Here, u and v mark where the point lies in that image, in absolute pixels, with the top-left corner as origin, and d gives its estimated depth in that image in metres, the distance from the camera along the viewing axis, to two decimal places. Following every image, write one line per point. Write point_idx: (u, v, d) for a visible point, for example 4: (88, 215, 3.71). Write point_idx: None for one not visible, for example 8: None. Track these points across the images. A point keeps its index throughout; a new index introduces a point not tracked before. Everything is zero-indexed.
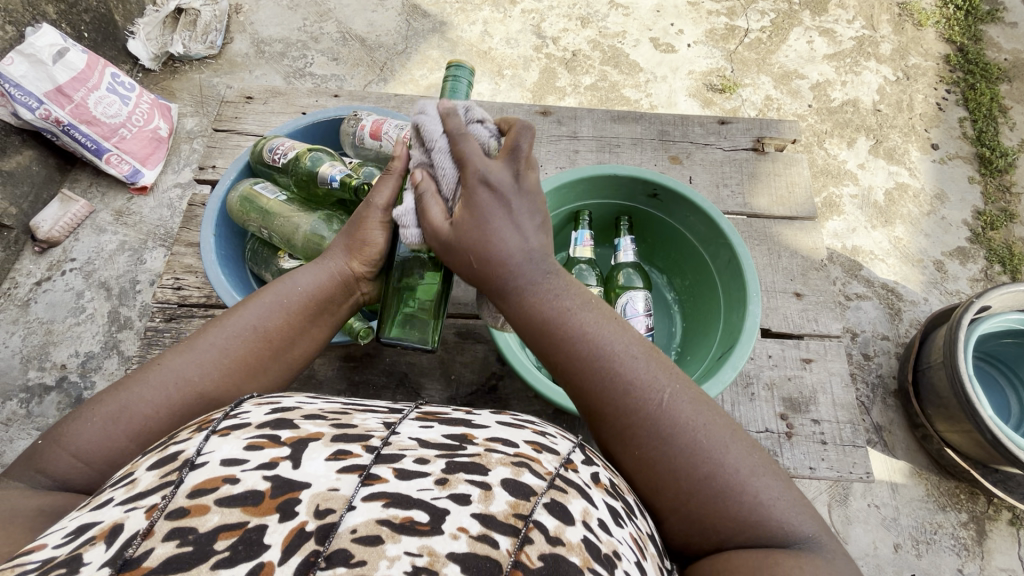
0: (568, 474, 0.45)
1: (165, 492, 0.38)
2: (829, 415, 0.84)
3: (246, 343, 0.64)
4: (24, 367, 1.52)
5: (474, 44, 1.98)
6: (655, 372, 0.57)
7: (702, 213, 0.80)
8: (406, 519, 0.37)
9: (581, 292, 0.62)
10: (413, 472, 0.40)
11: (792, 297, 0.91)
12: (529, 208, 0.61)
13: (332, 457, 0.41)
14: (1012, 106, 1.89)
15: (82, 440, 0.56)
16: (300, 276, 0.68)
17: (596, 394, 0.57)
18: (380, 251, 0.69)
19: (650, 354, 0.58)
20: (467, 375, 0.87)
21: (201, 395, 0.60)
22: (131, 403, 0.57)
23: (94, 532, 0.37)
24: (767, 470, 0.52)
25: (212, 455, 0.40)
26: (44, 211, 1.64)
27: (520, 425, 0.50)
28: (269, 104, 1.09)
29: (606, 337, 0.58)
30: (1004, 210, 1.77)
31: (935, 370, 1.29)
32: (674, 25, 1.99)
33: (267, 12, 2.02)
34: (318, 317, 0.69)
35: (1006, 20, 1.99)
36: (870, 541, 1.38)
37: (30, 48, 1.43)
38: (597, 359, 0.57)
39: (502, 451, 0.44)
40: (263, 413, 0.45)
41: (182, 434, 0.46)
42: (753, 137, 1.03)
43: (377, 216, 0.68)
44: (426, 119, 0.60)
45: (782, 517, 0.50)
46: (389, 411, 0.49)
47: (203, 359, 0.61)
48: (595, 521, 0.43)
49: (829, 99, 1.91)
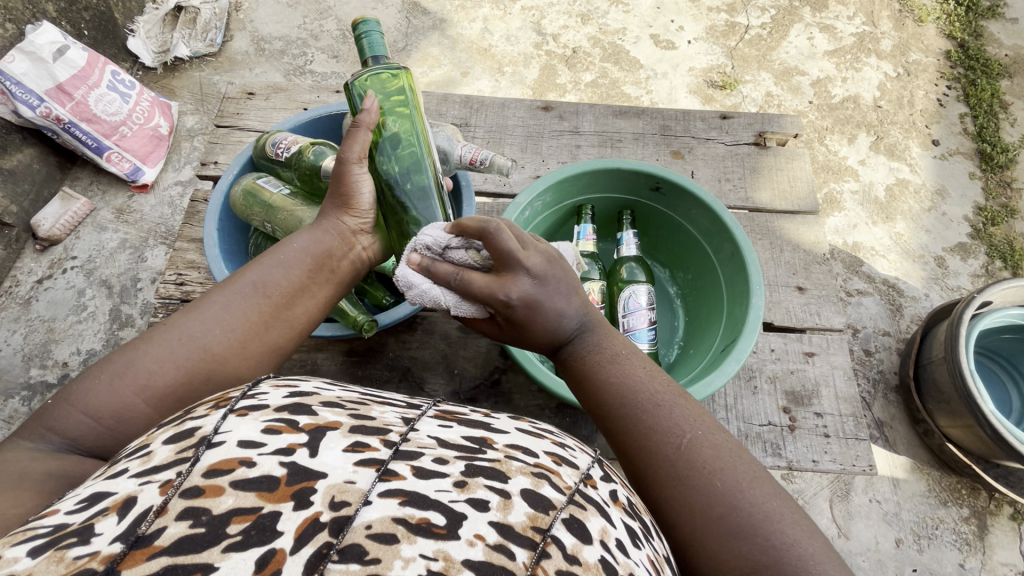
0: (588, 491, 0.45)
1: (180, 469, 0.38)
2: (832, 408, 0.84)
3: (249, 300, 0.64)
4: (27, 365, 1.52)
5: (474, 41, 1.98)
6: (680, 415, 0.57)
7: (705, 207, 0.80)
8: (422, 519, 0.37)
9: (612, 342, 0.65)
10: (431, 472, 0.40)
11: (794, 291, 0.91)
12: (565, 286, 0.65)
13: (350, 449, 0.40)
14: (1013, 102, 1.89)
15: (91, 398, 0.56)
16: (297, 238, 0.69)
17: (621, 433, 0.59)
18: (370, 205, 0.72)
19: (675, 399, 0.59)
20: (470, 370, 0.87)
21: (206, 350, 0.59)
22: (136, 362, 0.57)
23: (107, 503, 0.37)
24: (790, 516, 0.51)
25: (230, 435, 0.40)
26: (46, 209, 1.64)
27: (540, 435, 0.50)
28: (271, 99, 1.09)
29: (637, 381, 0.60)
30: (1005, 205, 1.77)
31: (936, 365, 1.29)
32: (674, 22, 1.99)
33: (267, 9, 2.02)
34: (318, 274, 0.69)
35: (1007, 16, 1.99)
36: (872, 536, 1.38)
37: (30, 45, 1.44)
38: (625, 399, 0.59)
39: (522, 460, 0.44)
40: (281, 395, 0.45)
41: (199, 409, 0.45)
42: (755, 132, 1.03)
43: (356, 169, 0.70)
44: (418, 291, 0.66)
45: (800, 564, 0.48)
46: (408, 407, 0.49)
47: (205, 316, 0.61)
48: (613, 541, 0.42)
49: (829, 95, 1.91)
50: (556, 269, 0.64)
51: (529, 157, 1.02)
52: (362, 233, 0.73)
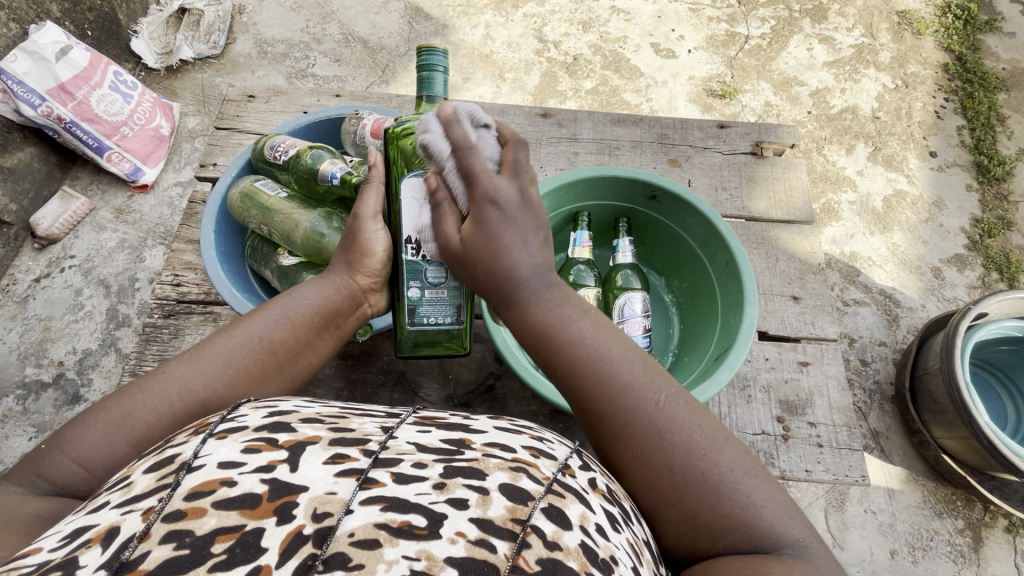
0: (566, 480, 0.45)
1: (161, 495, 0.38)
2: (825, 418, 0.84)
3: (252, 354, 0.64)
4: (22, 363, 1.51)
5: (476, 47, 1.99)
6: (643, 376, 0.57)
7: (700, 216, 0.80)
8: (404, 523, 0.37)
9: (579, 300, 0.63)
10: (411, 477, 0.40)
11: (790, 300, 0.91)
12: (533, 224, 0.63)
13: (330, 460, 0.40)
14: (1010, 115, 1.90)
15: (85, 448, 0.55)
16: (306, 290, 0.70)
17: (593, 394, 0.57)
18: (381, 264, 0.72)
19: (644, 359, 0.59)
20: (465, 375, 0.87)
21: (204, 405, 0.59)
22: (134, 413, 0.57)
23: (90, 535, 0.37)
24: (756, 472, 0.52)
25: (209, 458, 0.40)
26: (45, 208, 1.64)
27: (518, 430, 0.50)
28: (271, 102, 1.10)
29: (597, 341, 0.59)
30: (1002, 218, 1.77)
31: (932, 376, 1.29)
32: (675, 31, 2.00)
33: (270, 13, 2.03)
34: (325, 328, 0.70)
35: (1004, 30, 2.01)
36: (867, 547, 1.38)
37: (33, 45, 1.44)
38: (588, 365, 0.58)
39: (501, 457, 0.44)
40: (260, 416, 0.45)
41: (178, 437, 0.45)
42: (752, 141, 1.03)
43: (370, 226, 0.71)
44: (430, 138, 0.61)
45: (774, 517, 0.49)
46: (388, 415, 0.49)
47: (205, 369, 0.61)
48: (592, 526, 0.42)
49: (828, 106, 1.92)
50: (531, 216, 0.63)
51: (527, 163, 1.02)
52: (372, 290, 0.74)
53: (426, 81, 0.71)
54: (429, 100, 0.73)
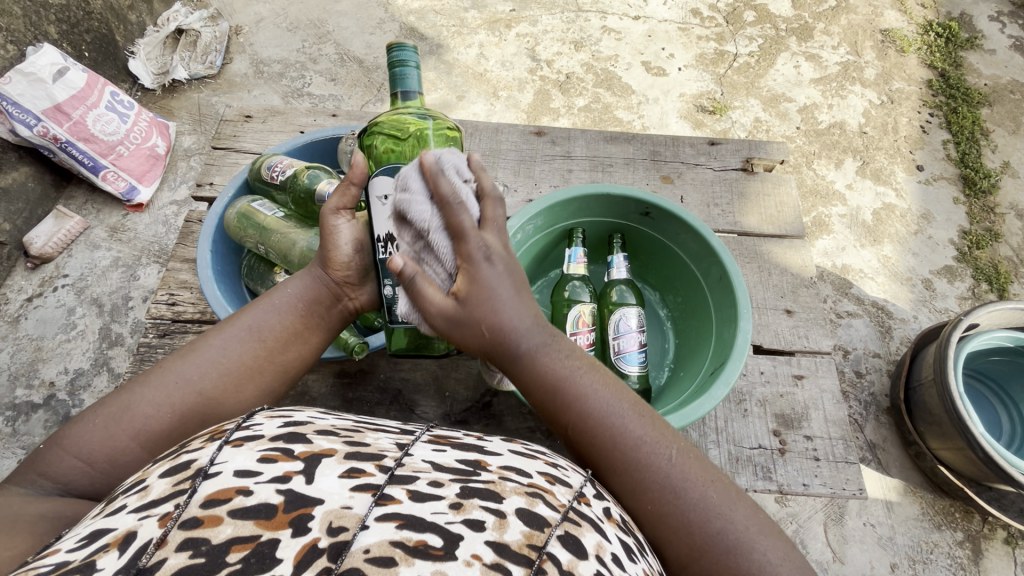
0: (581, 508, 0.45)
1: (178, 501, 0.38)
2: (821, 431, 0.84)
3: (244, 345, 0.65)
4: (12, 384, 1.49)
5: (469, 66, 2.02)
6: (657, 434, 0.56)
7: (694, 233, 0.81)
8: (420, 542, 0.37)
9: (587, 356, 0.62)
10: (427, 495, 0.40)
11: (783, 314, 0.92)
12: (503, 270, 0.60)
13: (346, 475, 0.40)
14: (993, 129, 1.94)
15: (87, 442, 0.57)
16: (290, 284, 0.70)
17: (606, 441, 0.56)
18: (351, 255, 0.70)
19: (651, 417, 0.58)
20: (462, 393, 0.87)
21: (200, 394, 0.61)
22: (132, 405, 0.59)
23: (108, 539, 0.37)
24: (773, 528, 0.52)
25: (226, 465, 0.40)
26: (38, 227, 1.64)
27: (533, 455, 0.50)
28: (268, 122, 1.11)
29: (604, 401, 0.58)
30: (990, 229, 1.80)
31: (926, 388, 1.30)
32: (664, 49, 2.04)
33: (267, 33, 2.05)
34: (311, 321, 0.69)
35: (985, 47, 2.06)
36: (867, 561, 1.37)
37: (31, 66, 1.45)
38: (599, 424, 0.57)
39: (517, 480, 0.44)
40: (276, 425, 0.45)
41: (194, 442, 0.45)
42: (743, 158, 1.05)
43: (336, 219, 0.69)
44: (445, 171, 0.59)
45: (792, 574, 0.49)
46: (401, 432, 0.49)
47: (202, 360, 0.63)
48: (608, 556, 0.42)
49: (816, 122, 1.95)
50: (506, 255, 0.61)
51: (521, 180, 1.03)
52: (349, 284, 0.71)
53: (399, 77, 0.70)
54: (404, 96, 0.71)
